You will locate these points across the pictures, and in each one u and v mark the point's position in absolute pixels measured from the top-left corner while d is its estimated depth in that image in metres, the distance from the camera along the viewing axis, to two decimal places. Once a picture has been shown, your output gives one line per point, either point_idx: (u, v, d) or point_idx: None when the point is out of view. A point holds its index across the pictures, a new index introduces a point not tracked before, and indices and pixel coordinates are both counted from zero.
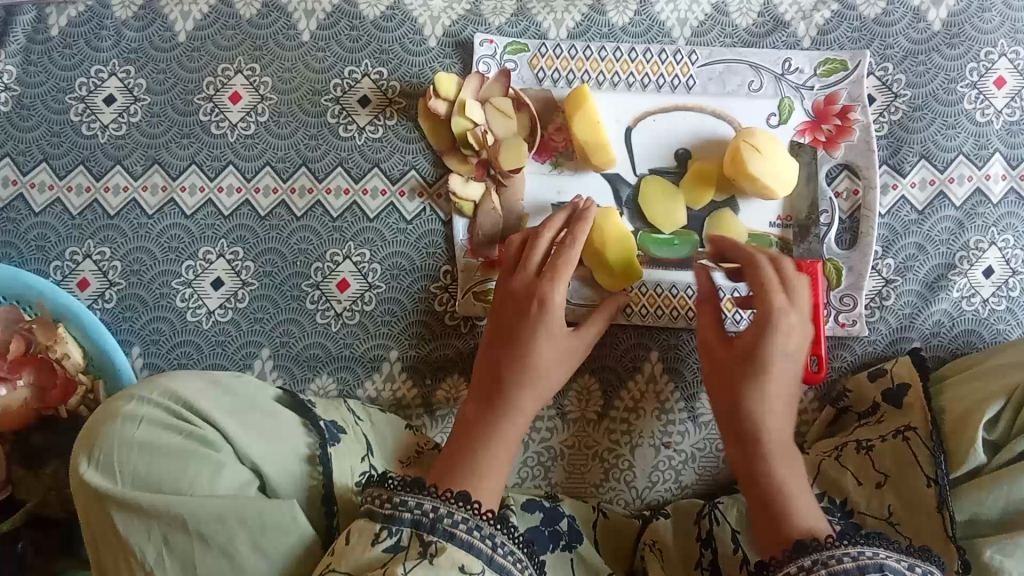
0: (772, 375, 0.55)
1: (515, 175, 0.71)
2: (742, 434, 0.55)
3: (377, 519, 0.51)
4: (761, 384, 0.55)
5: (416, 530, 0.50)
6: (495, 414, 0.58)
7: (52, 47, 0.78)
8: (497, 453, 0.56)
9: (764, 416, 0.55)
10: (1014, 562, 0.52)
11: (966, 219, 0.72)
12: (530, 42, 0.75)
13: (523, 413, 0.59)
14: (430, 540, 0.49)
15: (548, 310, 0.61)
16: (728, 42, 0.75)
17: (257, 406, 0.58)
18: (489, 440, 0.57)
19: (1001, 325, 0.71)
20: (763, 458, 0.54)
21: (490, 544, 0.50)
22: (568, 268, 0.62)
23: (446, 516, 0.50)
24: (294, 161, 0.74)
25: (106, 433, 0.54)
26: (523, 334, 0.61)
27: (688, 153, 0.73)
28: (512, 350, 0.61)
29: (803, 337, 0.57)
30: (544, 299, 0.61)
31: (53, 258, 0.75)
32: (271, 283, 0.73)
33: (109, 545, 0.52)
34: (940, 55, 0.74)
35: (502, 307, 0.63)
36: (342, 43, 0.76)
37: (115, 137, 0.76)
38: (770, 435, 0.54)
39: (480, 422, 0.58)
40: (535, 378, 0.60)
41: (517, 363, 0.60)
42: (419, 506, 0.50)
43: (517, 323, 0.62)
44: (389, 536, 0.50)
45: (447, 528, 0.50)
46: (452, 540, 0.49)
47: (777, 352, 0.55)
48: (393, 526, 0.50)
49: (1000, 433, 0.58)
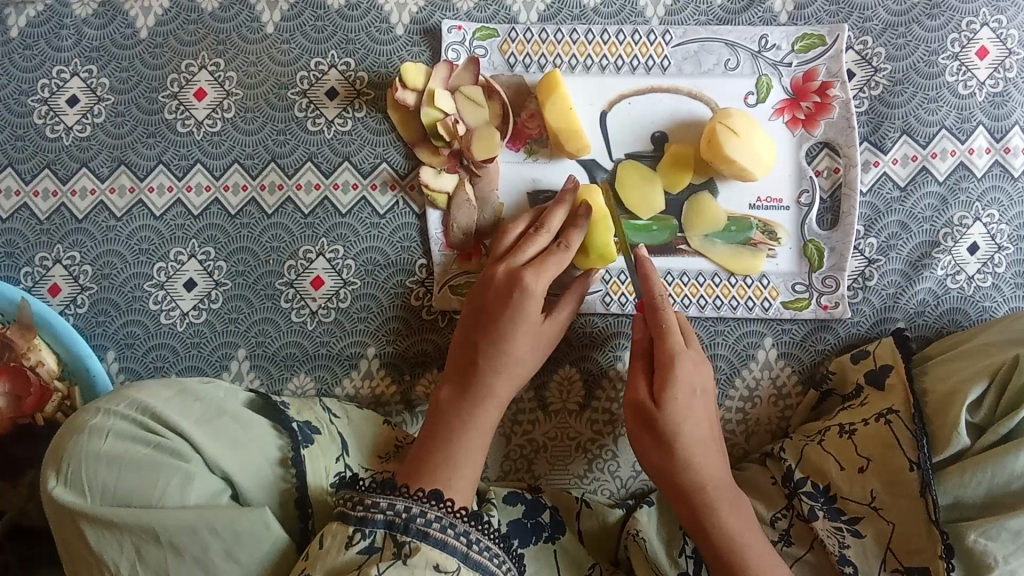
0: (694, 428, 0.57)
1: (488, 165, 0.69)
2: (683, 492, 0.57)
3: (351, 521, 0.49)
4: (685, 432, 0.57)
5: (390, 530, 0.48)
6: (469, 402, 0.58)
7: (12, 48, 0.76)
8: (472, 444, 0.56)
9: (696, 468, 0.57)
10: (998, 545, 0.52)
11: (949, 195, 0.70)
12: (499, 27, 0.73)
13: (498, 399, 0.59)
14: (404, 541, 0.48)
15: (528, 298, 0.60)
16: (702, 19, 0.73)
17: (227, 412, 0.56)
18: (464, 431, 0.56)
19: (987, 302, 0.70)
20: (713, 511, 0.56)
21: (465, 541, 0.49)
22: (553, 268, 0.62)
23: (420, 515, 0.49)
24: (263, 157, 0.73)
25: (73, 449, 0.52)
26: (501, 322, 0.60)
27: (664, 136, 0.71)
28: (485, 334, 0.60)
29: (701, 370, 0.59)
30: (526, 286, 0.60)
31: (23, 264, 0.74)
32: (244, 283, 0.72)
33: (83, 559, 0.51)
34: (920, 26, 0.72)
35: (483, 290, 0.62)
36: (307, 34, 0.74)
37: (80, 138, 0.75)
38: (711, 484, 0.56)
39: (452, 410, 0.57)
40: (509, 363, 0.59)
41: (491, 351, 0.59)
42: (391, 507, 0.49)
43: (494, 309, 0.61)
44: (364, 538, 0.48)
45: (421, 527, 0.48)
46: (426, 539, 0.48)
47: (682, 398, 0.57)
48: (366, 528, 0.49)
49: (983, 414, 0.56)
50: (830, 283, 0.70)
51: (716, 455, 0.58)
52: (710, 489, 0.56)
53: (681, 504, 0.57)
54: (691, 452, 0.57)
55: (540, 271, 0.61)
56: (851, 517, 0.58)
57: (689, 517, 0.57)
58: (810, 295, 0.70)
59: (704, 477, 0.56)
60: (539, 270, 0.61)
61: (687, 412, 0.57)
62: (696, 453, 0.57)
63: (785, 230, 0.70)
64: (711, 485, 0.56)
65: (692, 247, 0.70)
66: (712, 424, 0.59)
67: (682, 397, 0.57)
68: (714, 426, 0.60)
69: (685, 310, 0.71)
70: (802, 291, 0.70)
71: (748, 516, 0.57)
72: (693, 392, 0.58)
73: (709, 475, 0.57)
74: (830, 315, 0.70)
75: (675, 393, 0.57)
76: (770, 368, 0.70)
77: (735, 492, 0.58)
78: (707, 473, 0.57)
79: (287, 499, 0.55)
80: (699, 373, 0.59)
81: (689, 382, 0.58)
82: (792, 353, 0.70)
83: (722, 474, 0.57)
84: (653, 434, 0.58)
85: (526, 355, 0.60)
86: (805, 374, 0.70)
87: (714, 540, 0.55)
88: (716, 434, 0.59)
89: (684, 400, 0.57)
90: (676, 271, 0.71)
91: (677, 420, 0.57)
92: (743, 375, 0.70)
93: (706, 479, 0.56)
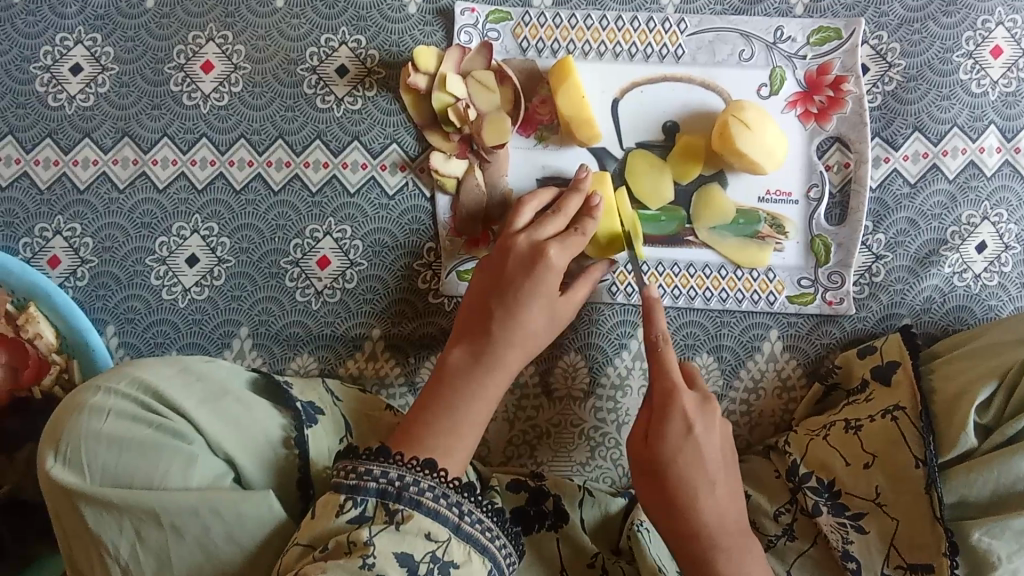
0: (693, 466, 0.55)
1: (498, 151, 0.69)
2: (688, 535, 0.54)
3: (342, 489, 0.48)
4: (697, 482, 0.54)
5: (381, 499, 0.47)
6: (478, 369, 0.56)
7: (15, 14, 0.74)
8: (476, 414, 0.55)
9: (705, 514, 0.54)
10: (1001, 544, 0.52)
11: (959, 193, 0.70)
12: (513, 10, 0.72)
13: (507, 369, 0.58)
14: (396, 509, 0.47)
15: (551, 271, 0.60)
16: (718, 9, 0.72)
17: (230, 392, 0.55)
18: (467, 398, 0.55)
19: (993, 301, 0.70)
20: (714, 563, 0.53)
21: (457, 511, 0.48)
22: (581, 243, 0.62)
23: (413, 483, 0.48)
24: (270, 133, 0.72)
25: (72, 426, 0.51)
26: (519, 289, 0.59)
27: (676, 125, 0.70)
28: (502, 300, 0.59)
29: (718, 422, 0.57)
30: (551, 258, 0.60)
31: (22, 235, 0.72)
32: (248, 260, 0.71)
33: (79, 540, 0.50)
34: (935, 23, 0.71)
35: (502, 258, 0.61)
36: (318, 10, 0.73)
37: (83, 108, 0.73)
38: (717, 530, 0.54)
39: (462, 374, 0.56)
40: (522, 335, 0.59)
41: (504, 319, 0.59)
42: (384, 474, 0.48)
43: (514, 277, 0.60)
44: (354, 506, 0.47)
45: (414, 495, 0.48)
46: (419, 508, 0.47)
47: (690, 441, 0.55)
48: (358, 496, 0.47)
49: (991, 416, 0.56)
50: (836, 279, 0.70)
51: (725, 493, 0.55)
52: (710, 536, 0.54)
53: (682, 544, 0.54)
54: (692, 492, 0.54)
55: (564, 245, 0.61)
56: (853, 513, 0.58)
57: (688, 556, 0.54)
58: (815, 289, 0.70)
59: (711, 518, 0.54)
60: (564, 245, 0.61)
61: (686, 450, 0.55)
62: (700, 495, 0.54)
63: (793, 224, 0.70)
64: (713, 532, 0.54)
65: (700, 238, 0.70)
66: (724, 463, 0.56)
67: (682, 440, 0.55)
68: (732, 467, 0.57)
69: (691, 301, 0.70)
70: (808, 285, 0.70)
71: (756, 562, 0.54)
72: (705, 441, 0.55)
73: (718, 520, 0.54)
74: (835, 311, 0.70)
75: (668, 429, 0.55)
76: (775, 361, 0.70)
77: (745, 538, 0.55)
78: (708, 517, 0.54)
79: (288, 481, 0.54)
80: (718, 424, 0.57)
81: (687, 419, 0.56)
82: (797, 346, 0.70)
83: (730, 516, 0.55)
84: (655, 473, 0.55)
85: (539, 328, 0.60)
86: (810, 367, 0.70)
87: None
88: (729, 472, 0.57)
89: (688, 446, 0.55)
90: (683, 261, 0.70)
91: (666, 457, 0.55)
92: (748, 367, 0.70)
93: (706, 524, 0.54)
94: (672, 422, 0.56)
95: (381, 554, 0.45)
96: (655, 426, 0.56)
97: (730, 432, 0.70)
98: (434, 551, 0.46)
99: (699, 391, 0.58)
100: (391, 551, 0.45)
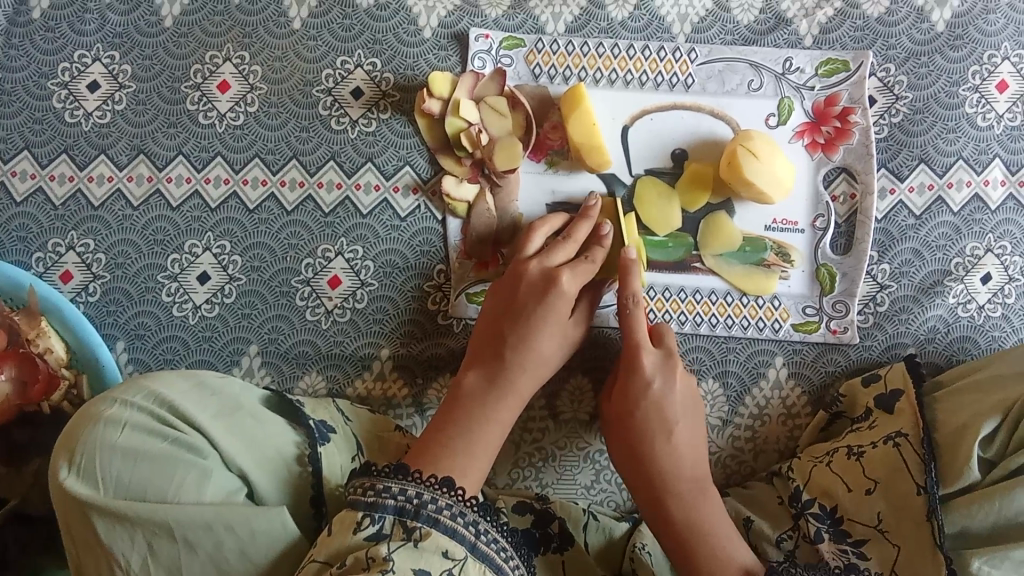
0: (652, 416, 0.59)
1: (509, 175, 0.70)
2: (648, 481, 0.58)
3: (360, 507, 0.48)
4: (654, 430, 0.59)
5: (399, 517, 0.48)
6: (492, 394, 0.57)
7: (34, 30, 0.75)
8: (490, 436, 0.56)
9: (662, 461, 0.58)
10: (1000, 574, 0.52)
11: (963, 225, 0.71)
12: (527, 37, 0.73)
13: (519, 394, 0.58)
14: (414, 526, 0.47)
15: (562, 298, 0.61)
16: (728, 39, 0.73)
17: (244, 409, 0.56)
18: (482, 422, 0.56)
19: (996, 331, 0.70)
20: (670, 506, 0.57)
21: (473, 531, 0.49)
22: (591, 267, 0.63)
23: (431, 502, 0.49)
24: (285, 153, 0.73)
25: (87, 438, 0.52)
26: (532, 317, 0.60)
27: (684, 153, 0.71)
28: (515, 327, 0.60)
29: (682, 380, 0.61)
30: (561, 286, 0.60)
31: (35, 249, 0.73)
32: (259, 278, 0.72)
33: (90, 552, 0.51)
34: (942, 56, 0.72)
35: (514, 285, 0.62)
36: (334, 32, 0.74)
37: (100, 124, 0.74)
38: (675, 479, 0.58)
39: (477, 398, 0.57)
40: (534, 362, 0.59)
41: (517, 346, 0.59)
42: (402, 492, 0.49)
43: (526, 304, 0.61)
44: (372, 523, 0.48)
45: (432, 513, 0.48)
46: (436, 526, 0.48)
47: (650, 396, 0.59)
48: (376, 513, 0.48)
49: (995, 450, 0.56)
50: (840, 308, 0.71)
51: (685, 446, 0.59)
52: (664, 482, 0.58)
53: (646, 493, 0.58)
54: (649, 440, 0.58)
55: (576, 273, 0.62)
56: (856, 539, 0.58)
57: (652, 504, 0.58)
58: (820, 318, 0.71)
59: (669, 466, 0.58)
60: (575, 271, 0.62)
61: (646, 404, 0.59)
62: (658, 443, 0.58)
63: (799, 253, 0.71)
64: (667, 477, 0.58)
65: (706, 264, 0.71)
66: (686, 417, 0.60)
67: (643, 395, 0.59)
68: (700, 428, 0.61)
69: (697, 327, 0.71)
70: (813, 314, 0.71)
71: (714, 511, 0.57)
72: (664, 393, 0.60)
73: (676, 468, 0.58)
74: (839, 339, 0.71)
75: (631, 386, 0.60)
76: (780, 387, 0.71)
77: (705, 488, 0.58)
78: (664, 463, 0.58)
79: (301, 500, 0.54)
80: (681, 380, 0.61)
81: (647, 375, 0.60)
82: (802, 373, 0.71)
83: (688, 465, 0.58)
84: (621, 427, 0.60)
85: (551, 352, 0.61)
86: (814, 395, 0.71)
87: (670, 530, 0.57)
88: (695, 429, 0.61)
89: (649, 401, 0.59)
90: (689, 288, 0.71)
91: (631, 411, 0.60)
92: (753, 393, 0.71)
93: (662, 470, 0.58)
94: (634, 379, 0.60)
95: (400, 569, 0.45)
96: (624, 386, 0.61)
97: (733, 458, 0.71)
98: (450, 569, 0.46)
99: (665, 351, 0.62)
100: (410, 567, 0.46)
